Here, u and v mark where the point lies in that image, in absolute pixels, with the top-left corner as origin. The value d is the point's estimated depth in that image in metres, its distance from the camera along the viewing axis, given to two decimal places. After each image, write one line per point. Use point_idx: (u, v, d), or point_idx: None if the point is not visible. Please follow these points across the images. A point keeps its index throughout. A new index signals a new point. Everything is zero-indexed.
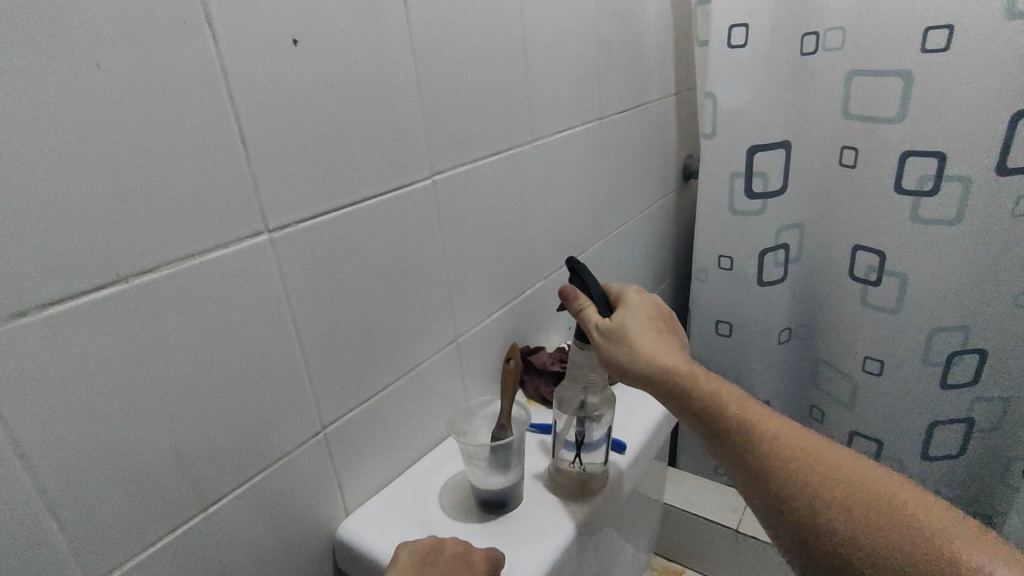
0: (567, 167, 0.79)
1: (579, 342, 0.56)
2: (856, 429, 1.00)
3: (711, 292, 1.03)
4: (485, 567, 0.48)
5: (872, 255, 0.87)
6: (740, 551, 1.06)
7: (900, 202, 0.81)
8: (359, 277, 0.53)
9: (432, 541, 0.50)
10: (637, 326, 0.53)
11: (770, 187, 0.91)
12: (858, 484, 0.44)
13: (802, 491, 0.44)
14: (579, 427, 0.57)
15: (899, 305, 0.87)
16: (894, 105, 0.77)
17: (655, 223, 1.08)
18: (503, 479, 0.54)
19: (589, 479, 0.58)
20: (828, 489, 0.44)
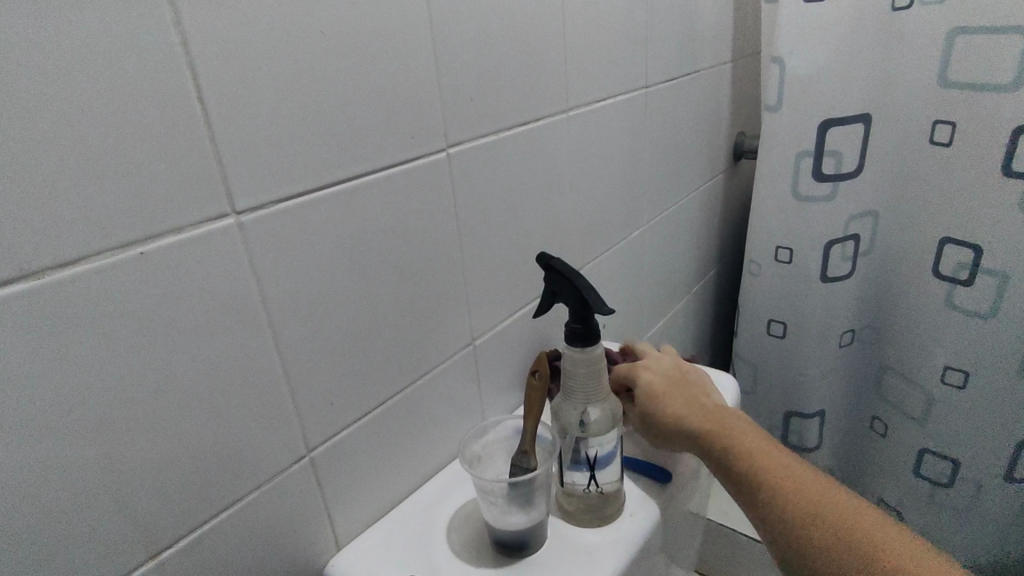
0: (606, 143, 0.68)
1: (574, 346, 0.44)
2: (926, 447, 0.88)
3: (765, 287, 0.91)
4: None
5: (964, 250, 0.74)
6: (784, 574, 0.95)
7: (1006, 188, 0.68)
8: (351, 270, 0.44)
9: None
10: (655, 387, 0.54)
11: (843, 169, 0.78)
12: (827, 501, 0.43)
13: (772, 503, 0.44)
14: (587, 445, 0.46)
15: (994, 310, 0.74)
16: (1010, 69, 0.63)
17: (701, 208, 0.96)
18: (524, 517, 0.45)
19: (606, 503, 0.48)
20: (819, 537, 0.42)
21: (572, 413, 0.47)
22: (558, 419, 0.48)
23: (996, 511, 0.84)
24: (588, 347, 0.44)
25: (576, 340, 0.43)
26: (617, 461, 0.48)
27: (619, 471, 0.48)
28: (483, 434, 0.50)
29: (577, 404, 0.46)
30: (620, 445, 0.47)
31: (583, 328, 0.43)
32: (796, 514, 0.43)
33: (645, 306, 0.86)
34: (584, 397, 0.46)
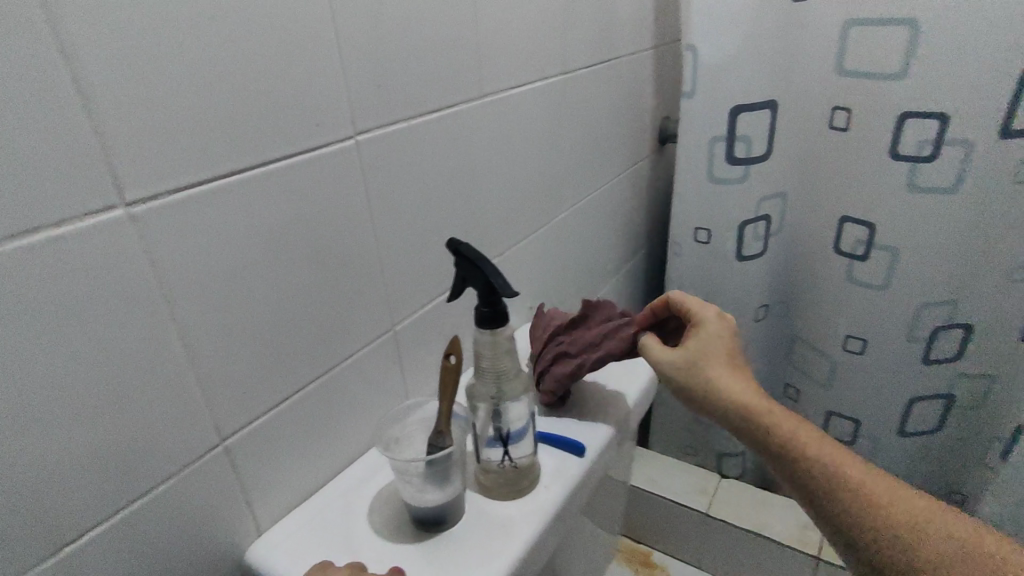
0: (524, 128, 0.70)
1: (484, 327, 0.45)
2: (832, 409, 0.95)
3: (685, 266, 0.94)
4: None
5: (860, 228, 0.80)
6: (709, 534, 1.01)
7: (895, 169, 0.74)
8: (257, 258, 0.44)
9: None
10: (707, 351, 0.54)
11: (753, 153, 0.81)
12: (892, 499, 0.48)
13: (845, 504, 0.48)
14: (500, 421, 0.48)
15: (888, 281, 0.80)
16: (898, 59, 0.68)
17: (624, 191, 0.99)
18: (439, 493, 0.46)
19: (522, 476, 0.50)
20: (906, 536, 0.46)
21: (486, 392, 0.48)
22: (473, 398, 0.49)
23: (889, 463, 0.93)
24: (499, 328, 0.45)
25: (484, 322, 0.44)
26: (531, 435, 0.50)
27: (533, 445, 0.50)
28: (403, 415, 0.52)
29: (490, 383, 0.48)
30: (532, 420, 0.50)
31: (491, 310, 0.44)
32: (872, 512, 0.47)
33: (571, 288, 0.89)
34: (497, 376, 0.48)
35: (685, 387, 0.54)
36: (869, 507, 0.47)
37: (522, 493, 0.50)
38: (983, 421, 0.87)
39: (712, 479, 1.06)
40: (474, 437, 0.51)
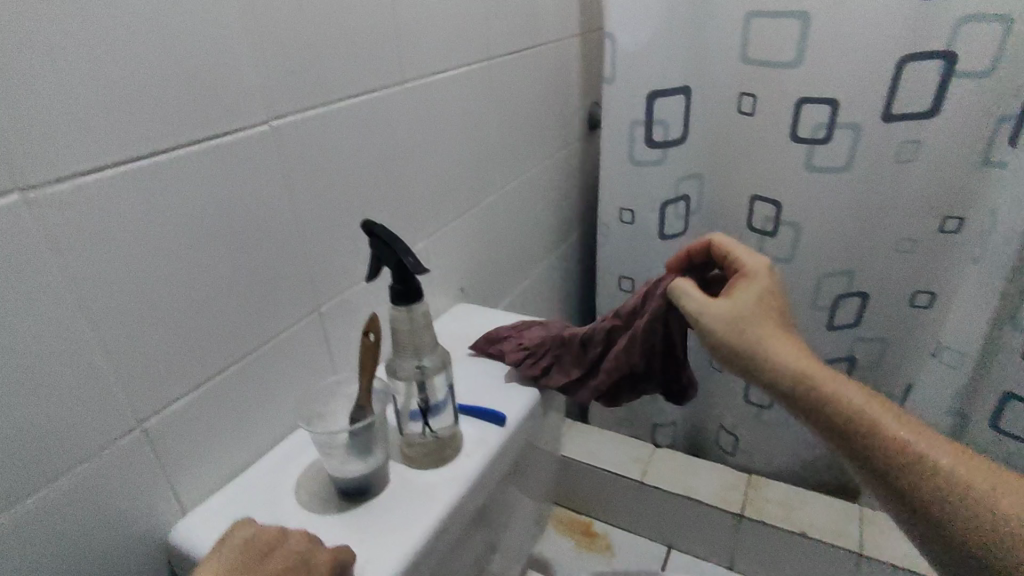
0: (448, 114, 0.72)
1: (398, 304, 0.47)
2: None
3: (612, 245, 0.98)
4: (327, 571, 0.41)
5: (768, 206, 0.86)
6: (642, 500, 1.07)
7: (795, 150, 0.80)
8: (170, 242, 0.44)
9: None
10: (746, 305, 0.52)
11: (670, 136, 0.86)
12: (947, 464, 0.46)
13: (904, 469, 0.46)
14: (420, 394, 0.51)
15: (794, 255, 0.87)
16: (792, 48, 0.74)
17: (555, 175, 1.02)
18: (362, 464, 0.49)
19: (444, 445, 0.53)
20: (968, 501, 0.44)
21: (407, 366, 0.50)
22: (393, 373, 0.51)
23: None
24: (413, 304, 0.47)
25: (398, 299, 0.47)
26: (450, 407, 0.53)
27: (454, 417, 0.54)
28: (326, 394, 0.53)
29: (410, 358, 0.50)
30: (452, 391, 0.53)
31: (403, 288, 0.47)
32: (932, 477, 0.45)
33: (502, 270, 0.91)
34: (415, 351, 0.50)
35: (727, 342, 0.52)
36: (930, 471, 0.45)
37: (444, 462, 0.53)
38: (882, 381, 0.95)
39: (646, 449, 1.12)
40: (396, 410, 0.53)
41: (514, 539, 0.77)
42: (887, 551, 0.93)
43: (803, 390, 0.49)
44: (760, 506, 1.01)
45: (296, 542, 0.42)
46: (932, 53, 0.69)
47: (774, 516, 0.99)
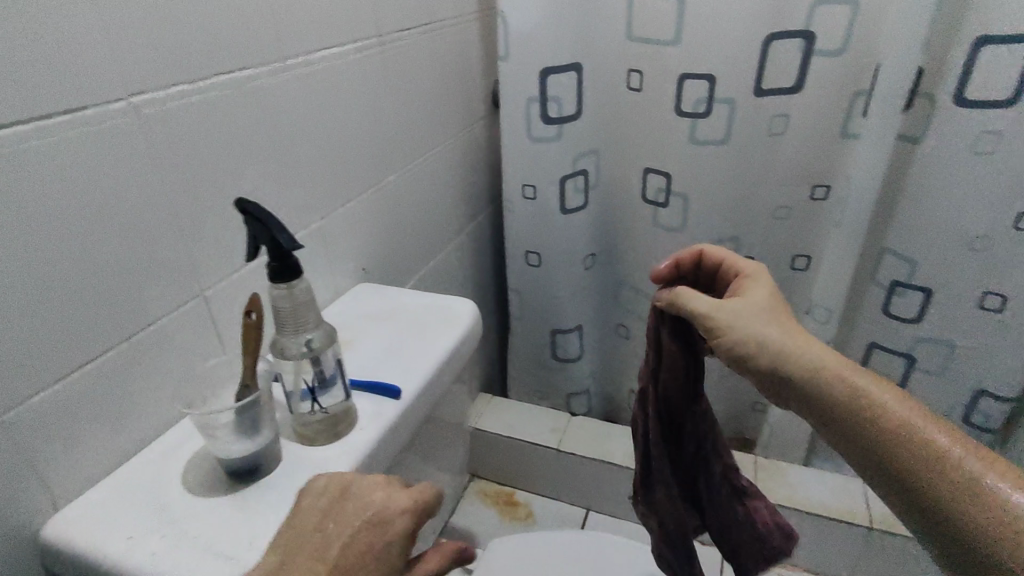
0: (342, 90, 0.70)
1: (278, 283, 0.47)
2: None
3: (519, 221, 1.00)
4: (400, 517, 0.42)
5: (660, 177, 0.90)
6: (559, 467, 1.11)
7: (680, 124, 0.84)
8: (18, 224, 0.41)
9: (405, 534, 0.42)
10: (757, 300, 0.58)
11: (564, 113, 0.88)
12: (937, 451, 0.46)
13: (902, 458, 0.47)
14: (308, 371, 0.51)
15: (685, 224, 0.92)
16: (669, 29, 0.79)
17: (461, 153, 1.02)
18: (250, 444, 0.48)
19: (338, 421, 0.54)
20: (957, 486, 0.44)
21: (291, 344, 0.50)
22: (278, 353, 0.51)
23: None
24: (293, 282, 0.47)
25: (276, 277, 0.46)
26: (340, 383, 0.53)
27: (345, 392, 0.54)
28: (209, 380, 0.51)
29: (293, 335, 0.50)
30: (341, 367, 0.54)
31: (280, 265, 0.46)
32: (926, 467, 0.45)
33: (408, 249, 0.91)
34: (300, 329, 0.50)
35: (743, 333, 0.55)
36: (927, 458, 0.46)
37: (337, 437, 0.54)
38: None
39: (565, 418, 1.15)
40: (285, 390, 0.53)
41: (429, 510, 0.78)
42: (778, 492, 1.00)
43: (818, 375, 0.52)
44: None
45: (370, 488, 0.43)
46: (792, 33, 0.75)
47: None
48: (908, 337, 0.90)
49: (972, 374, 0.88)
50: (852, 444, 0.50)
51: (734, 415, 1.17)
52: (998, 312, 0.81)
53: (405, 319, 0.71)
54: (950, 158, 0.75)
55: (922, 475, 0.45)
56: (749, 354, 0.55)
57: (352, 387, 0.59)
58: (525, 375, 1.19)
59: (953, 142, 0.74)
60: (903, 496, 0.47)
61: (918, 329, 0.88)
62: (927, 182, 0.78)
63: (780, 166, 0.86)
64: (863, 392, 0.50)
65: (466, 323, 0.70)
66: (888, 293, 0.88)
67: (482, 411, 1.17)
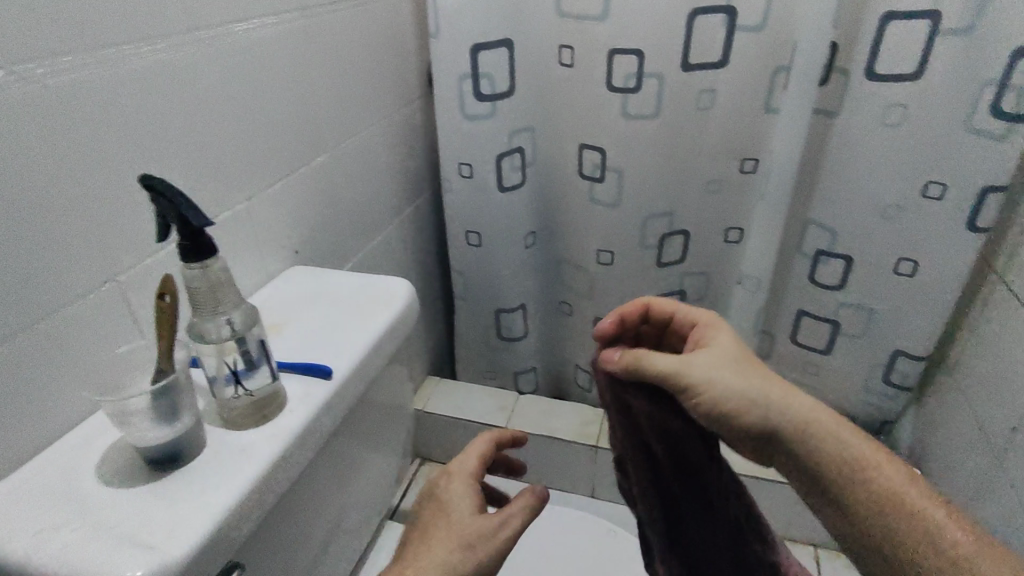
0: (266, 66, 0.68)
1: (192, 262, 0.45)
2: (598, 315, 1.09)
3: (458, 201, 0.99)
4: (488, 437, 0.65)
5: (594, 153, 0.91)
6: (507, 445, 1.12)
7: (612, 99, 0.85)
8: None
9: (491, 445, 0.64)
10: (726, 354, 0.57)
11: (497, 90, 0.88)
12: (900, 504, 0.52)
13: (868, 511, 0.52)
14: (230, 353, 0.50)
15: (620, 199, 0.93)
16: (597, 3, 0.79)
17: (399, 133, 1.00)
18: (169, 430, 0.47)
19: (264, 403, 0.53)
20: (917, 541, 0.51)
21: (211, 326, 0.49)
22: (196, 337, 0.49)
23: None
24: (208, 260, 0.45)
25: (189, 256, 0.44)
26: (266, 365, 0.52)
27: (272, 373, 0.53)
28: (123, 366, 0.49)
29: (212, 316, 0.48)
30: (265, 348, 0.52)
31: (193, 243, 0.44)
32: (889, 518, 0.52)
33: (344, 230, 0.89)
34: (218, 310, 0.48)
35: (733, 399, 0.54)
36: (890, 511, 0.52)
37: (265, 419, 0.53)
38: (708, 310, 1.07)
39: (512, 397, 1.16)
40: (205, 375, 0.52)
41: (370, 491, 0.78)
42: None
43: (808, 436, 0.54)
44: None
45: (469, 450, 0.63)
46: (717, 7, 0.76)
47: None
48: (832, 304, 0.94)
49: (889, 337, 0.93)
50: (822, 491, 0.55)
51: None
52: (911, 277, 0.86)
53: (337, 300, 0.69)
54: (862, 130, 0.79)
55: (886, 527, 0.52)
56: (743, 420, 0.54)
57: (282, 369, 0.57)
58: (472, 356, 1.19)
59: (866, 114, 0.78)
60: (865, 542, 0.53)
61: (840, 295, 0.93)
62: (844, 153, 0.82)
63: (709, 139, 0.88)
64: (835, 444, 0.54)
65: (400, 300, 0.69)
66: (813, 262, 0.92)
67: (429, 393, 1.17)
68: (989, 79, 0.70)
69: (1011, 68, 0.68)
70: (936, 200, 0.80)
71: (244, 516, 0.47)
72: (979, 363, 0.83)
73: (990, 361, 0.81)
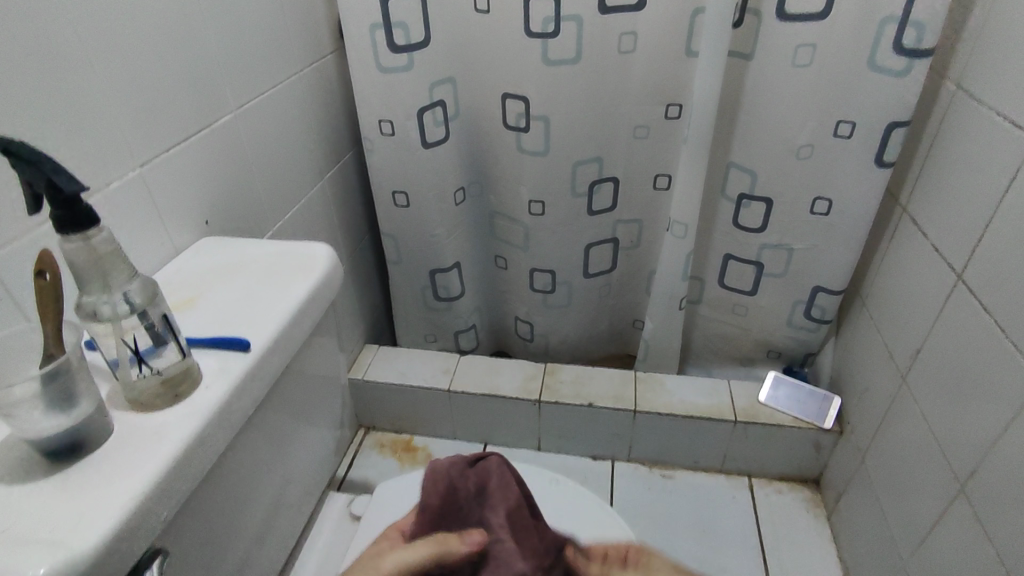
0: (147, 13, 0.61)
1: (72, 235, 0.41)
2: (533, 268, 1.08)
3: (381, 160, 0.95)
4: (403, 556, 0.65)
5: (518, 102, 0.89)
6: (452, 406, 1.11)
7: (532, 45, 0.83)
8: None
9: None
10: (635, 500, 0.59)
11: (412, 39, 0.84)
12: None
13: None
14: (127, 329, 0.46)
15: (547, 148, 0.92)
16: None
17: (313, 89, 0.94)
18: (64, 419, 0.43)
19: (175, 382, 0.49)
20: None
21: (103, 302, 0.44)
22: (87, 318, 0.45)
23: (580, 303, 1.13)
24: (90, 230, 0.41)
25: (65, 227, 0.40)
26: (174, 340, 0.49)
27: (181, 350, 0.50)
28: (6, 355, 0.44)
29: (103, 293, 0.44)
30: (170, 323, 0.49)
31: (69, 214, 0.40)
32: None
33: (259, 196, 0.84)
34: (108, 285, 0.44)
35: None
36: None
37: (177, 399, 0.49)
38: (640, 256, 1.09)
39: (454, 358, 1.15)
40: (104, 359, 0.47)
41: (310, 461, 0.76)
42: (657, 403, 1.05)
43: None
44: (556, 388, 1.08)
45: None
46: None
47: (568, 395, 1.06)
48: (755, 245, 0.98)
49: (808, 274, 0.97)
50: None
51: (615, 332, 1.23)
52: (826, 214, 0.90)
53: (254, 269, 0.66)
54: (778, 69, 0.81)
55: None
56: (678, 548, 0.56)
57: (195, 345, 0.54)
58: (411, 321, 1.17)
59: (780, 54, 0.80)
60: None
61: (762, 234, 0.96)
62: (760, 92, 0.84)
63: (635, 82, 0.88)
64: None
65: (321, 265, 0.66)
66: (736, 206, 0.95)
67: (369, 362, 1.14)
68: (890, 16, 0.72)
69: (909, 3, 0.70)
70: (846, 137, 0.83)
71: (162, 499, 0.44)
72: (886, 291, 0.89)
73: (894, 288, 0.87)
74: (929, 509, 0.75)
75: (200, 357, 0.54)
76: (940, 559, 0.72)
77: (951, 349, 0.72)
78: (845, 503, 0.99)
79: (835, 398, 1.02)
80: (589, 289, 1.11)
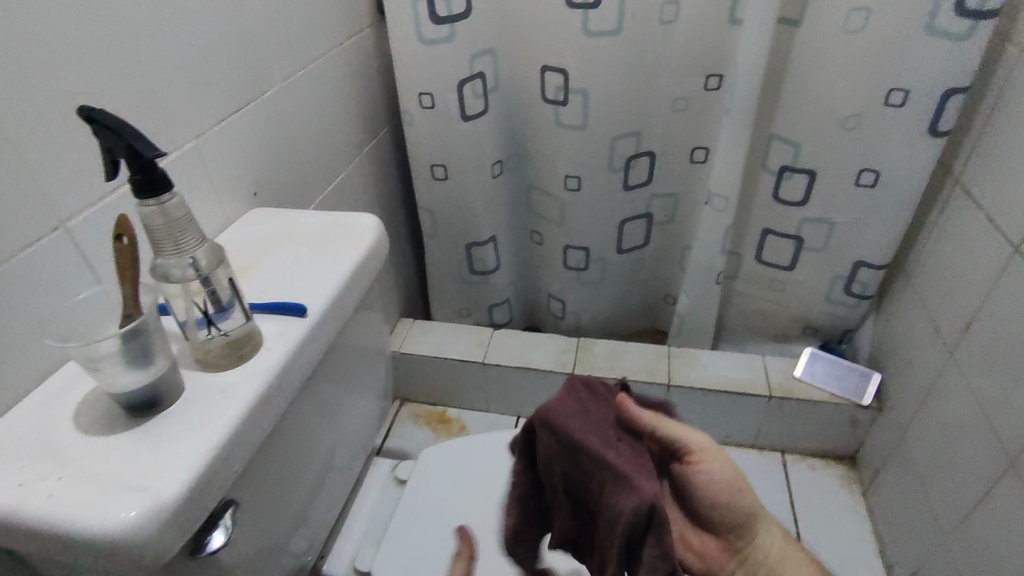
0: None
1: (148, 199, 0.42)
2: (568, 243, 1.08)
3: (420, 134, 0.96)
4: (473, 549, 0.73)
5: (557, 74, 0.89)
6: (487, 379, 1.13)
7: (573, 16, 0.82)
8: None
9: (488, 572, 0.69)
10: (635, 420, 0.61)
11: (453, 10, 0.83)
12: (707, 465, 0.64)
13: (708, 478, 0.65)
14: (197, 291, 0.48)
15: (586, 121, 0.91)
16: None
17: (353, 62, 0.95)
18: (142, 375, 0.45)
19: (238, 343, 0.51)
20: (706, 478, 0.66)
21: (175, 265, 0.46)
22: (161, 280, 0.47)
23: (614, 278, 1.13)
24: (165, 195, 0.43)
25: (143, 191, 0.42)
26: (238, 304, 0.51)
27: (244, 313, 0.51)
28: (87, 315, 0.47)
29: (175, 255, 0.46)
30: (235, 287, 0.51)
31: (145, 178, 0.41)
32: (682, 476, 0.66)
33: (302, 168, 0.85)
34: (180, 249, 0.46)
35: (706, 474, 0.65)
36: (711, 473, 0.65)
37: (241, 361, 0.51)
38: (676, 230, 1.09)
39: (489, 331, 1.16)
40: (175, 320, 0.50)
41: (356, 427, 0.79)
42: (692, 378, 1.05)
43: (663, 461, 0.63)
44: (590, 361, 1.08)
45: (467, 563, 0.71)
46: None
47: (602, 369, 1.07)
48: (795, 219, 0.96)
49: (850, 249, 0.96)
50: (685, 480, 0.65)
51: (648, 307, 1.23)
52: (871, 187, 0.88)
53: (303, 239, 0.67)
54: (828, 36, 0.79)
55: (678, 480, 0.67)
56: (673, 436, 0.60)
57: (257, 310, 0.56)
58: (446, 295, 1.19)
59: (831, 20, 0.78)
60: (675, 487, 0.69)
61: (804, 208, 0.95)
62: (807, 61, 0.82)
63: (676, 51, 0.87)
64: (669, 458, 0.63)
65: (368, 235, 0.67)
66: (778, 179, 0.94)
67: (405, 334, 1.16)
68: None
69: None
70: (897, 107, 0.80)
71: (233, 455, 0.46)
72: (933, 266, 0.87)
73: (942, 262, 0.85)
74: (974, 484, 0.75)
75: (261, 322, 0.56)
76: (984, 533, 0.72)
77: (1003, 322, 0.71)
78: (882, 480, 0.99)
79: (875, 374, 1.01)
80: (623, 263, 1.11)
